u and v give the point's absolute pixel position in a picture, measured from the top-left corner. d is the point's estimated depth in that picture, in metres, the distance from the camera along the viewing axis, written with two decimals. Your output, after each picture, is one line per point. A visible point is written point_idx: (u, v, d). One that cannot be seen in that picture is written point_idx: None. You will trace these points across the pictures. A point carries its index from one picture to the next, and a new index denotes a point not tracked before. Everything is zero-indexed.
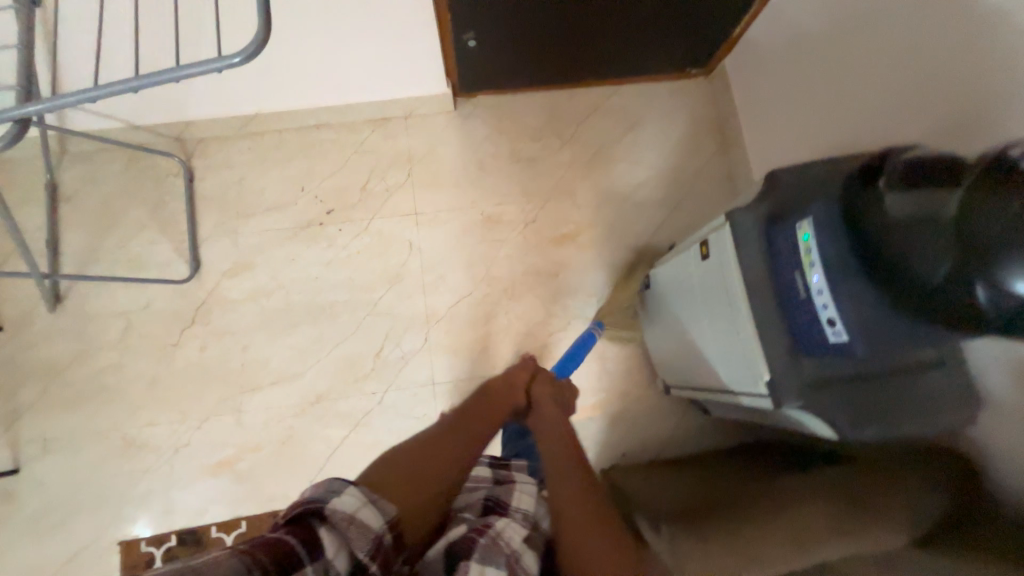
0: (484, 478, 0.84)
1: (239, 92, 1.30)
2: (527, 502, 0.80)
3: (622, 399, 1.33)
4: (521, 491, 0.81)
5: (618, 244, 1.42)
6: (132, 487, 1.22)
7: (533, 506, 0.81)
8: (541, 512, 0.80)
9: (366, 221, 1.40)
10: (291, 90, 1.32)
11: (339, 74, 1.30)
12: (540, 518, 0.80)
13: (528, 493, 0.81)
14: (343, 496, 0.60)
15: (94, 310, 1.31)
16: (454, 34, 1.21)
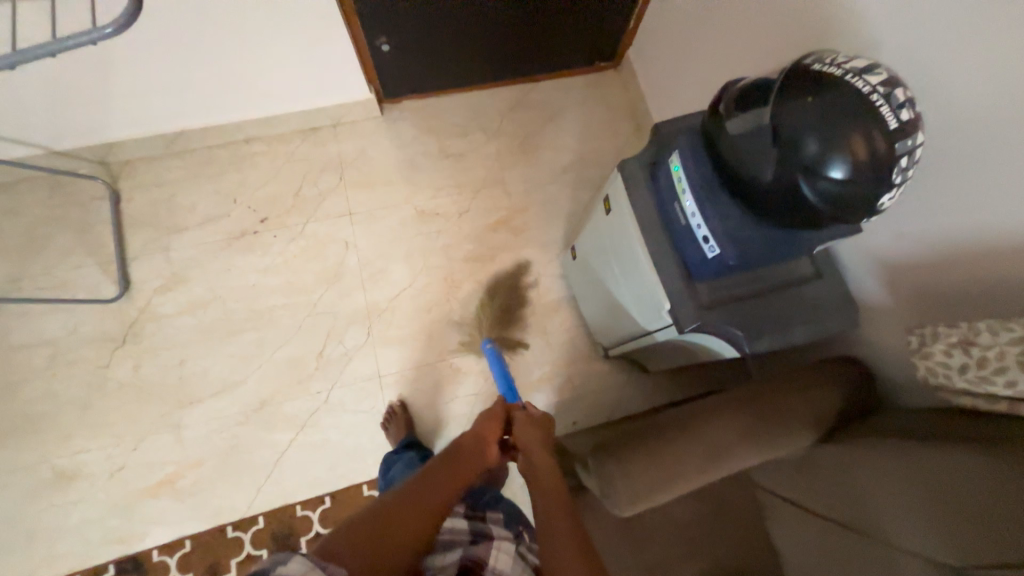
0: (459, 535, 0.71)
1: (159, 109, 1.31)
2: (508, 564, 0.68)
3: (568, 370, 1.37)
4: (502, 548, 0.70)
5: (549, 225, 1.48)
6: (63, 521, 1.15)
7: (515, 567, 0.69)
8: (525, 575, 0.69)
9: (301, 225, 1.42)
10: (213, 104, 1.35)
11: (259, 86, 1.34)
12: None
13: (509, 551, 0.69)
14: (290, 565, 0.50)
15: (16, 340, 1.26)
16: (367, 40, 1.29)
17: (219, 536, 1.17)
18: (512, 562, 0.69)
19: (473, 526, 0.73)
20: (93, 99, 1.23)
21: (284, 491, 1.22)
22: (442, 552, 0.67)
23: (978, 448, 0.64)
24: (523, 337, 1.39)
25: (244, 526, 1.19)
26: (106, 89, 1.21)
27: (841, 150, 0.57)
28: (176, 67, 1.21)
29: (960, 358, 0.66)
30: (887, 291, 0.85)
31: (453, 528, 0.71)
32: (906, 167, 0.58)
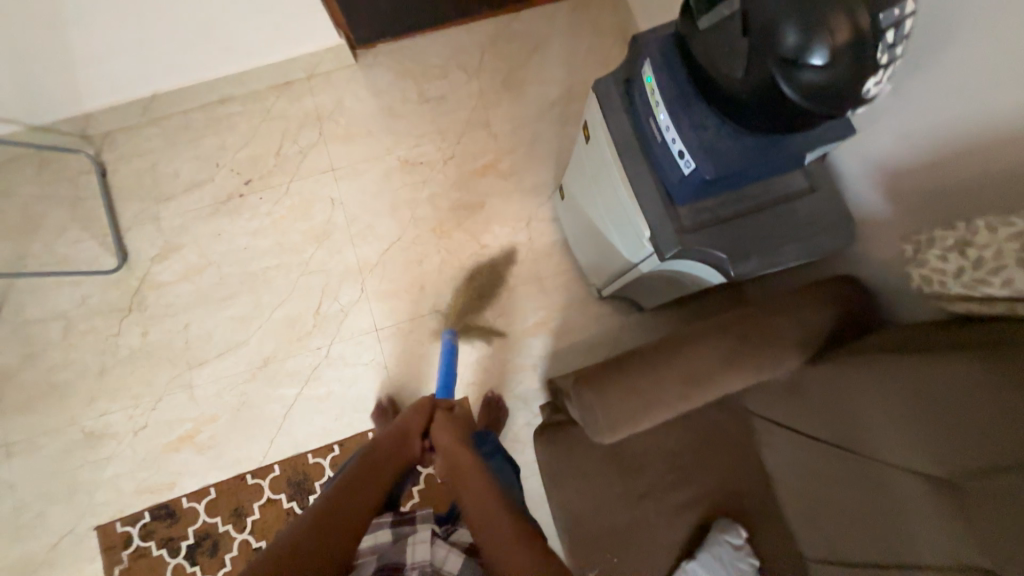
0: (380, 545, 0.78)
1: (121, 70, 1.27)
2: (422, 552, 0.75)
3: (563, 312, 1.36)
4: (416, 542, 0.76)
5: (537, 166, 1.43)
6: (100, 475, 1.25)
7: (432, 553, 0.75)
8: (444, 556, 0.75)
9: (285, 185, 1.41)
10: (174, 60, 1.30)
11: (216, 34, 1.26)
12: (443, 564, 0.74)
13: (422, 540, 0.76)
14: None
15: (30, 315, 1.31)
16: None
17: (240, 483, 1.25)
18: (429, 549, 0.75)
19: (394, 530, 0.80)
20: (55, 65, 1.20)
21: (295, 441, 1.28)
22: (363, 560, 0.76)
23: (972, 364, 0.61)
24: (517, 283, 1.37)
25: (262, 473, 1.26)
26: (62, 53, 1.18)
27: (819, 34, 0.51)
28: (121, 16, 1.14)
29: (956, 262, 0.61)
30: (889, 200, 0.80)
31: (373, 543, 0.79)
32: (893, 42, 0.51)
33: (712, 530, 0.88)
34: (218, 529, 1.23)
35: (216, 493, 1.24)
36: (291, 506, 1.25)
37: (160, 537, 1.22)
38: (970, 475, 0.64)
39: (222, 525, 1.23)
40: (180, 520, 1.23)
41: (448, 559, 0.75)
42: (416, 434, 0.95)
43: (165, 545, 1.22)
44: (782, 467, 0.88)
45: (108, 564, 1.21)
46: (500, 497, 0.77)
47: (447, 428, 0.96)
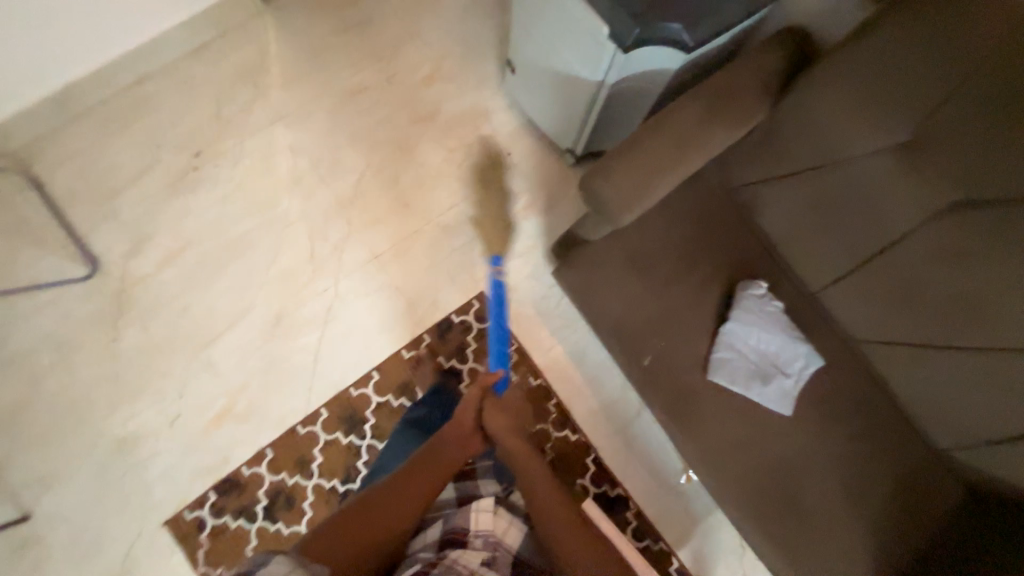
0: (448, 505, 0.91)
1: (29, 59, 1.19)
2: (486, 521, 0.83)
3: (547, 187, 1.40)
4: (479, 510, 0.84)
5: (478, 61, 1.45)
6: (149, 474, 1.22)
7: (495, 525, 0.83)
8: (505, 529, 0.84)
9: (237, 146, 1.37)
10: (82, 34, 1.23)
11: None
12: (504, 537, 0.83)
13: (485, 510, 0.84)
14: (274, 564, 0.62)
15: (16, 347, 1.25)
16: None
17: (293, 436, 1.26)
18: (490, 519, 0.83)
19: (457, 497, 0.93)
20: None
21: (333, 381, 1.29)
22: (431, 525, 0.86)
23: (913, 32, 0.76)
24: (495, 175, 1.40)
25: (312, 420, 1.27)
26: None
27: None
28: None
29: None
30: None
31: (437, 502, 0.92)
32: None
33: (739, 290, 0.97)
34: (287, 484, 1.24)
35: (273, 452, 1.24)
36: (351, 440, 1.27)
37: (233, 510, 1.22)
38: (924, 125, 0.79)
39: (290, 478, 1.24)
40: (248, 488, 1.23)
41: (508, 533, 0.84)
42: (470, 428, 0.95)
43: (241, 515, 1.22)
44: (777, 218, 0.98)
45: (189, 552, 1.20)
46: (561, 499, 0.83)
47: (500, 415, 0.94)
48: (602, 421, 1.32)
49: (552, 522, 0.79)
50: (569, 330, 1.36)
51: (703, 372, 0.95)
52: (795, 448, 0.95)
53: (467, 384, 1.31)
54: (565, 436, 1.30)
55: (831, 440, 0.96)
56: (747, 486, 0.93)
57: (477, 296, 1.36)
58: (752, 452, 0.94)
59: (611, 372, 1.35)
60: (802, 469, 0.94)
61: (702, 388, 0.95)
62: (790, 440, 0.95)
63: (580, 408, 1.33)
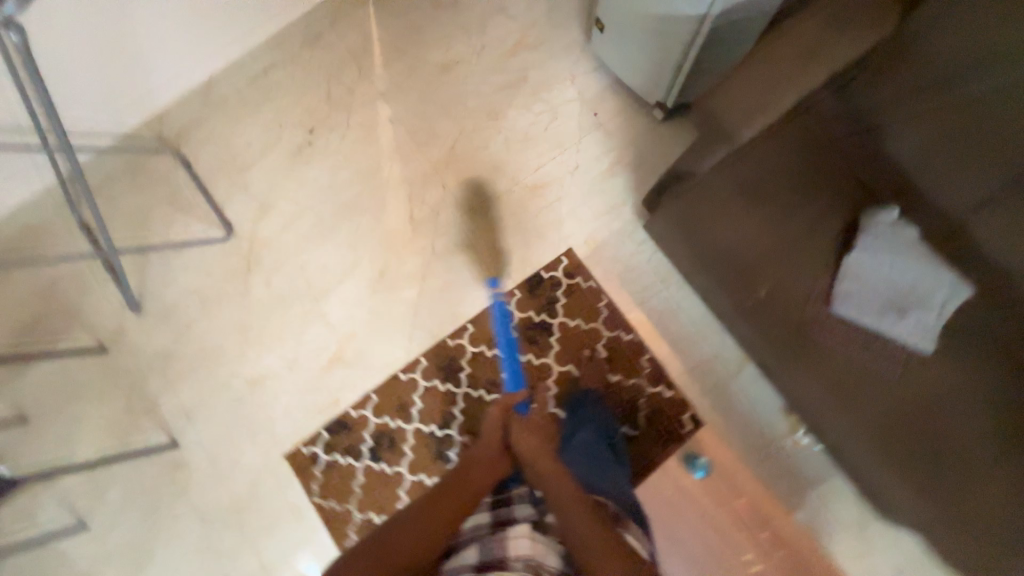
0: (480, 527, 0.88)
1: (178, 38, 1.39)
2: (524, 545, 0.80)
3: (634, 144, 1.40)
4: (516, 536, 0.82)
5: (562, 29, 1.50)
6: (272, 411, 1.36)
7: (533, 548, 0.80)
8: (542, 551, 0.80)
9: (345, 121, 1.51)
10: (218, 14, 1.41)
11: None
12: (545, 560, 0.79)
13: (521, 535, 0.82)
14: None
15: (169, 298, 1.45)
16: None
17: (395, 382, 1.34)
18: (527, 542, 0.81)
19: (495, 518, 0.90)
20: (128, 49, 1.32)
21: (431, 332, 1.37)
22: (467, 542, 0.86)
23: None
24: (582, 135, 1.43)
25: (412, 368, 1.35)
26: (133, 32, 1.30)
27: None
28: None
29: None
30: None
31: (474, 523, 0.90)
32: None
33: (867, 219, 0.90)
34: (391, 426, 1.32)
35: (378, 396, 1.34)
36: (447, 388, 1.33)
37: (342, 448, 1.32)
38: None
39: (392, 422, 1.32)
40: (355, 428, 1.33)
41: (547, 556, 0.80)
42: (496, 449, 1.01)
43: (349, 453, 1.32)
44: (910, 136, 0.91)
45: (307, 483, 1.32)
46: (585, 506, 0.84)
47: (527, 434, 0.98)
48: (699, 378, 1.28)
49: (569, 514, 0.82)
50: (660, 285, 1.34)
51: (826, 306, 0.89)
52: (944, 383, 0.84)
53: (557, 337, 1.33)
54: (660, 392, 1.27)
55: (991, 376, 0.83)
56: (874, 429, 0.89)
57: (565, 252, 1.38)
58: (888, 386, 0.87)
59: (706, 329, 1.30)
60: (955, 408, 0.83)
61: (823, 319, 0.89)
62: (937, 376, 0.85)
63: (674, 364, 1.29)
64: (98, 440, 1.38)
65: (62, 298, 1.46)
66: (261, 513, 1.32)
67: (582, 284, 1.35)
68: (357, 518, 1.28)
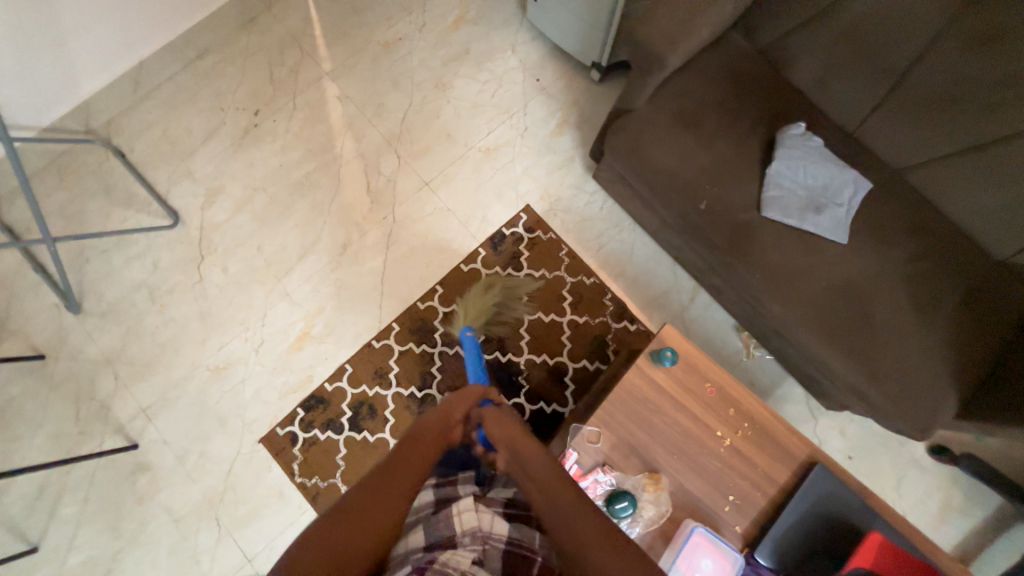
0: (426, 508, 0.75)
1: (106, 26, 1.32)
2: (471, 519, 0.72)
3: (576, 105, 1.51)
4: (462, 511, 0.73)
5: (498, 5, 1.58)
6: (242, 397, 1.31)
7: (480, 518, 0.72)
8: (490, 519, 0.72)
9: (291, 102, 1.50)
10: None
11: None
12: (492, 528, 0.72)
13: (468, 508, 0.73)
14: None
15: (114, 294, 1.37)
16: None
17: (370, 351, 1.34)
18: (475, 516, 0.72)
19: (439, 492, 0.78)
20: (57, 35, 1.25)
21: (400, 297, 1.38)
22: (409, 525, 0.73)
23: None
24: (528, 100, 1.51)
25: (385, 335, 1.35)
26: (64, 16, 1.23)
27: None
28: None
29: None
30: None
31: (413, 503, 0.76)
32: None
33: (781, 133, 1.06)
34: (369, 394, 1.31)
35: (353, 366, 1.33)
36: (423, 349, 1.35)
37: (321, 423, 1.30)
38: None
39: (370, 389, 1.32)
40: (333, 401, 1.31)
41: (495, 522, 0.72)
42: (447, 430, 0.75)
43: (329, 427, 1.29)
44: (811, 65, 1.14)
45: (286, 464, 1.28)
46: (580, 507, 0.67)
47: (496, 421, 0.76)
48: (658, 310, 1.38)
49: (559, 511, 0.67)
50: (615, 230, 1.43)
51: (757, 211, 1.03)
52: (856, 268, 1.01)
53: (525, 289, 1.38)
54: (626, 326, 1.36)
55: (889, 259, 1.02)
56: (819, 309, 1.00)
57: (523, 208, 1.44)
58: (814, 275, 1.00)
59: (660, 265, 1.41)
60: (867, 287, 1.00)
61: (756, 223, 1.02)
62: (851, 262, 1.01)
63: (635, 300, 1.38)
64: (43, 454, 1.26)
65: None
66: (239, 502, 1.26)
67: (543, 237, 1.42)
68: (344, 491, 1.26)
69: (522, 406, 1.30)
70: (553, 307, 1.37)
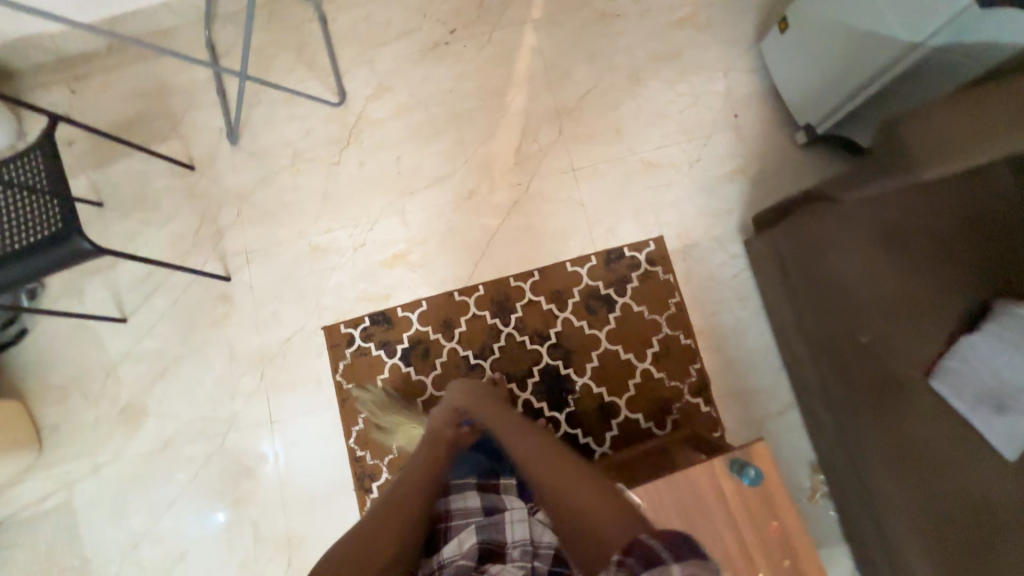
0: (472, 512, 0.87)
1: None
2: (522, 532, 0.84)
3: (763, 159, 1.35)
4: (514, 520, 0.85)
5: (735, 19, 1.42)
6: (325, 283, 1.38)
7: (529, 531, 0.84)
8: (540, 531, 0.85)
9: (487, 34, 1.47)
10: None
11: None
12: (538, 541, 0.84)
13: (520, 520, 0.85)
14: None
15: (265, 142, 1.47)
16: None
17: (448, 300, 1.35)
18: (526, 527, 0.85)
19: (484, 497, 0.89)
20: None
21: (498, 265, 1.36)
22: (461, 526, 0.84)
23: None
24: (714, 131, 1.38)
25: (467, 292, 1.35)
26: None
27: None
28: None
29: None
30: None
31: (463, 503, 0.88)
32: None
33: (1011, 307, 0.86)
34: (429, 337, 1.34)
35: (428, 305, 1.35)
36: (495, 323, 1.34)
37: (378, 340, 1.34)
38: None
39: (432, 333, 1.34)
40: (396, 327, 1.35)
41: (544, 536, 0.84)
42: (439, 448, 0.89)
43: (383, 347, 1.34)
44: None
45: (334, 359, 1.35)
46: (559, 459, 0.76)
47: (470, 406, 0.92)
48: (738, 404, 1.26)
49: (551, 476, 0.74)
50: (736, 304, 1.30)
51: (924, 376, 0.89)
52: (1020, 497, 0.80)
53: (617, 316, 1.31)
54: (696, 403, 1.26)
55: None
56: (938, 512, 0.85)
57: (655, 237, 1.35)
58: (950, 475, 0.85)
59: (765, 362, 1.27)
60: None
61: (915, 385, 0.89)
62: None
63: (719, 382, 1.27)
64: (161, 247, 1.43)
65: (169, 106, 1.49)
66: (284, 369, 1.36)
67: (659, 275, 1.32)
68: (370, 409, 1.32)
69: (558, 424, 1.27)
70: (634, 348, 1.30)
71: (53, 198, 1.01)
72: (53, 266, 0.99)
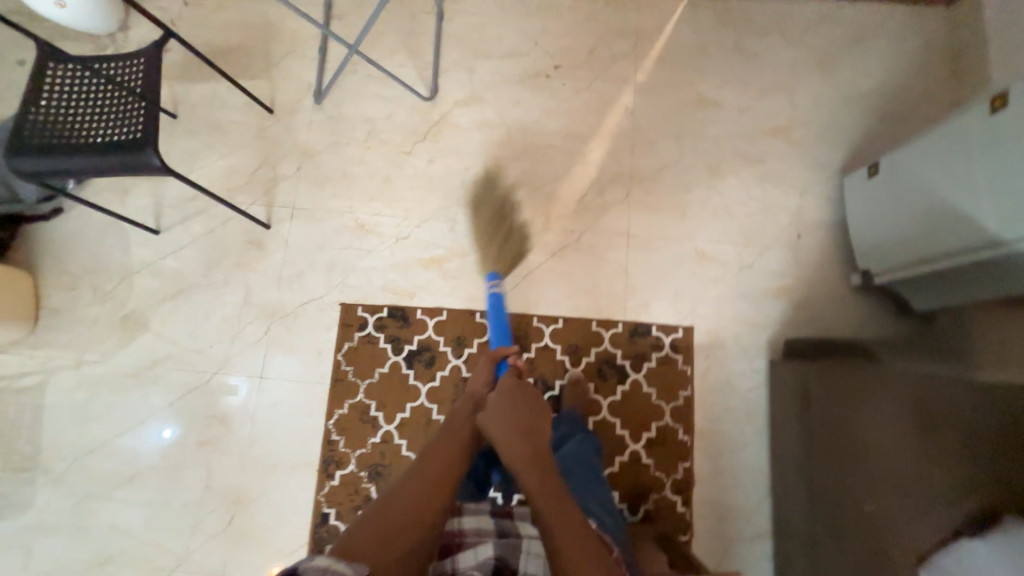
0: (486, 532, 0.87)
1: None
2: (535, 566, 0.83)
3: (811, 287, 1.35)
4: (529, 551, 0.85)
5: (826, 146, 1.43)
6: (357, 262, 1.39)
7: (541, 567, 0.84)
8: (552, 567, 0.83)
9: (588, 81, 1.49)
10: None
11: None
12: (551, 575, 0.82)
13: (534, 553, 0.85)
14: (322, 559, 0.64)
15: (346, 111, 1.48)
16: None
17: (468, 318, 1.35)
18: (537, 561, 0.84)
19: (495, 522, 0.91)
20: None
21: (526, 301, 1.36)
22: (474, 542, 0.85)
23: None
24: (773, 245, 1.38)
25: (489, 317, 1.35)
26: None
27: None
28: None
29: None
30: None
31: (475, 523, 0.90)
32: None
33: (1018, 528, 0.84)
34: (438, 348, 1.33)
35: (447, 317, 1.35)
36: None
37: (389, 333, 1.34)
38: None
39: (442, 345, 1.33)
40: (410, 327, 1.34)
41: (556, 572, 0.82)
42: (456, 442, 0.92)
43: (390, 342, 1.34)
44: None
45: (340, 337, 1.34)
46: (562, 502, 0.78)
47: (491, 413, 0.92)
48: (714, 516, 1.25)
49: (555, 526, 0.75)
50: (742, 417, 1.29)
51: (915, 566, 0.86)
52: None
53: (624, 389, 1.31)
54: (674, 501, 1.25)
55: None
56: None
57: (685, 326, 1.34)
58: None
59: (753, 483, 1.26)
60: None
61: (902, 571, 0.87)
62: None
63: (703, 488, 1.26)
64: (216, 175, 1.45)
65: (270, 49, 1.52)
66: (290, 330, 1.35)
67: (678, 364, 1.32)
68: (358, 397, 1.31)
69: None
70: (631, 427, 1.29)
71: (142, 103, 1.02)
72: (118, 168, 1.01)
